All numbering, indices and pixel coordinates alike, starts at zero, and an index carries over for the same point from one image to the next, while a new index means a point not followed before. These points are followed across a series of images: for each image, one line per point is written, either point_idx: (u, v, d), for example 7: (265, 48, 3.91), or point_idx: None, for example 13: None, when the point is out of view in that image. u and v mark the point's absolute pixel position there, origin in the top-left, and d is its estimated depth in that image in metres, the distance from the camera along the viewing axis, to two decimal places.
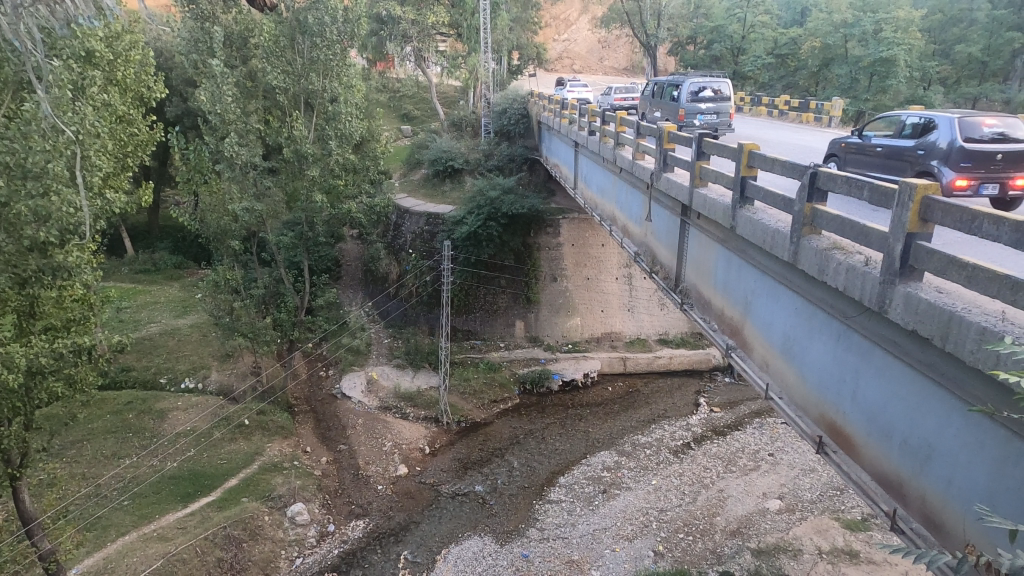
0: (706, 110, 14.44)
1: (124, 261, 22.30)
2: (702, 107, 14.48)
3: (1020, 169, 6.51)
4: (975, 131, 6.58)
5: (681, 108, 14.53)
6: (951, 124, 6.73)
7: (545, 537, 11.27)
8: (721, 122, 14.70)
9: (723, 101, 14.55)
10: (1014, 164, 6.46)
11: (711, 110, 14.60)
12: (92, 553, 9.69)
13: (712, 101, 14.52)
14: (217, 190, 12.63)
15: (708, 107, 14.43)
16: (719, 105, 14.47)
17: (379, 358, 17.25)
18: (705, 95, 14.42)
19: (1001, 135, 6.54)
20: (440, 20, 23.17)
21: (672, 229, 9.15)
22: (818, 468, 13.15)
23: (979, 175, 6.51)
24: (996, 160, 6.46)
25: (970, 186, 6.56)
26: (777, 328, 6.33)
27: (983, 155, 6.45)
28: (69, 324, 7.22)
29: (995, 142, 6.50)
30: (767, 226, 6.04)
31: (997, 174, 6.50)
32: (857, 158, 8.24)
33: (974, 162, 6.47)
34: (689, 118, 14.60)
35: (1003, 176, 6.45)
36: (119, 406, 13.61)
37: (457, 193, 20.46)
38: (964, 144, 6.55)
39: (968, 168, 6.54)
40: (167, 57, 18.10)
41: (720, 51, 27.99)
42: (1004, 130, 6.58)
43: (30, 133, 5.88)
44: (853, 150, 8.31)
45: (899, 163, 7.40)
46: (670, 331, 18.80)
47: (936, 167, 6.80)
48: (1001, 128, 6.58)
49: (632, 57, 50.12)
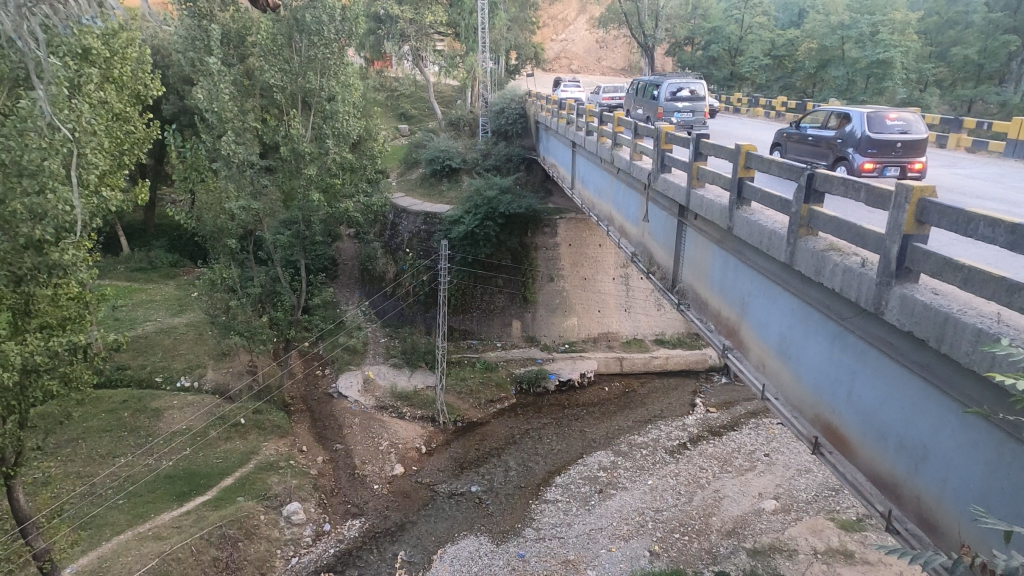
0: (682, 109, 15.38)
1: (120, 259, 22.24)
2: (679, 106, 15.42)
3: (916, 154, 8.51)
4: (878, 123, 8.52)
5: (660, 106, 15.47)
6: (862, 117, 8.63)
7: (541, 537, 11.28)
8: (696, 120, 15.60)
9: (698, 101, 15.48)
10: (908, 150, 8.47)
11: (687, 110, 15.53)
12: (86, 553, 9.65)
13: (689, 100, 15.46)
14: (214, 188, 12.60)
15: (685, 105, 15.36)
16: (695, 105, 15.40)
17: (376, 357, 17.22)
18: (682, 95, 15.36)
19: (899, 126, 8.50)
20: (438, 20, 23.17)
21: (669, 229, 9.16)
22: (814, 468, 13.19)
23: (882, 159, 8.50)
24: (895, 148, 8.45)
25: (876, 168, 8.56)
26: (772, 329, 6.36)
27: (884, 143, 8.42)
28: (65, 322, 7.14)
29: (894, 132, 8.45)
30: (764, 227, 6.05)
31: (897, 159, 8.50)
32: (795, 143, 10.13)
33: (878, 149, 8.44)
34: (667, 116, 15.57)
35: (899, 160, 8.46)
36: (114, 405, 13.57)
37: (454, 193, 20.47)
38: (869, 135, 8.48)
39: (874, 154, 8.52)
40: (164, 55, 18.03)
41: (718, 52, 28.31)
42: (901, 122, 8.54)
43: (26, 130, 5.86)
44: (792, 137, 10.21)
45: (825, 149, 9.30)
46: (667, 331, 18.84)
47: (850, 153, 8.75)
48: (902, 122, 8.51)
49: (629, 57, 50.05)
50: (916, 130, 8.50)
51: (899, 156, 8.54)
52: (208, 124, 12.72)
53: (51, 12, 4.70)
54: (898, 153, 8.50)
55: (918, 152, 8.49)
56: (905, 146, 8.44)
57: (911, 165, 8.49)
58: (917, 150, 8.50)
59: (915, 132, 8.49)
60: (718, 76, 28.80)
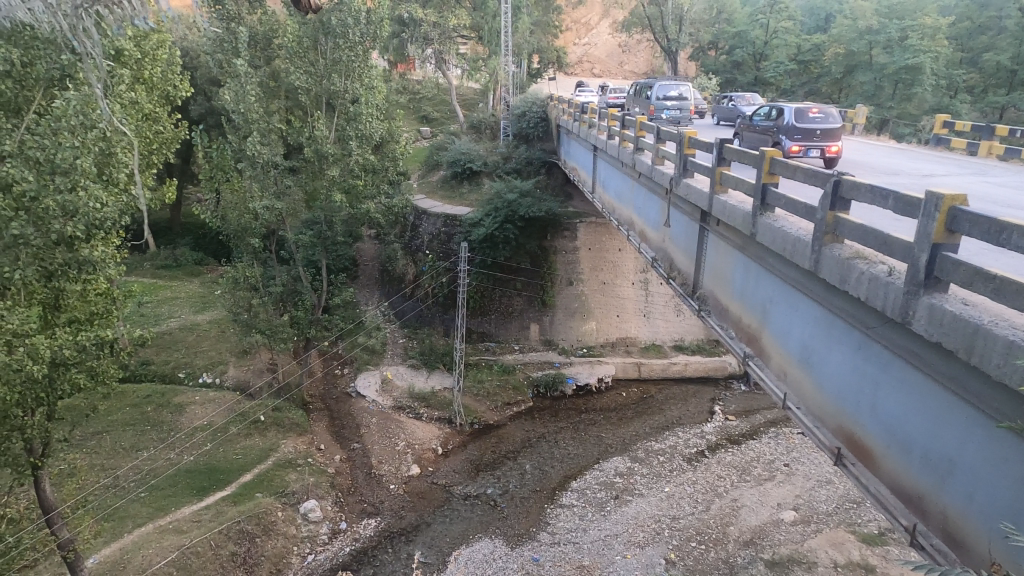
0: (671, 107, 17.37)
1: (146, 257, 22.68)
2: (668, 104, 17.43)
3: (835, 140, 10.82)
4: (801, 115, 10.94)
5: (651, 104, 17.51)
6: (790, 111, 11.10)
7: (556, 542, 11.24)
8: (684, 117, 17.61)
9: (685, 100, 17.49)
10: (826, 135, 10.73)
11: (676, 107, 17.52)
12: (108, 544, 9.83)
13: (677, 99, 17.46)
14: (239, 188, 12.82)
15: (673, 104, 17.39)
16: (682, 103, 17.39)
17: (394, 358, 17.33)
18: (671, 95, 17.36)
19: (818, 118, 10.90)
20: (461, 23, 23.34)
21: (690, 235, 9.08)
22: (835, 480, 12.96)
23: (806, 142, 10.82)
24: (815, 135, 10.76)
25: (801, 150, 10.88)
26: (794, 337, 6.28)
27: (807, 130, 10.79)
28: (93, 317, 7.36)
29: (812, 122, 10.85)
30: (788, 234, 5.97)
31: (818, 143, 10.83)
32: (749, 132, 12.55)
33: (801, 135, 10.80)
34: (658, 113, 17.58)
35: (818, 144, 10.73)
36: (138, 399, 13.82)
37: (475, 195, 20.57)
38: (794, 125, 10.90)
39: (799, 139, 10.87)
40: (193, 57, 18.36)
41: (743, 57, 28.49)
42: (820, 114, 10.96)
43: (59, 129, 5.94)
44: (746, 128, 12.66)
45: (766, 136, 11.73)
46: (686, 338, 18.67)
47: (782, 139, 11.13)
48: (822, 113, 10.89)
49: (652, 61, 49.63)
50: (833, 121, 10.85)
51: (820, 142, 10.84)
52: (235, 125, 12.90)
53: (105, 12, 4.56)
54: (820, 139, 10.83)
55: (835, 139, 10.70)
56: (823, 132, 10.78)
57: (828, 148, 10.67)
58: (834, 137, 10.76)
59: (832, 122, 10.84)
60: (742, 80, 28.80)
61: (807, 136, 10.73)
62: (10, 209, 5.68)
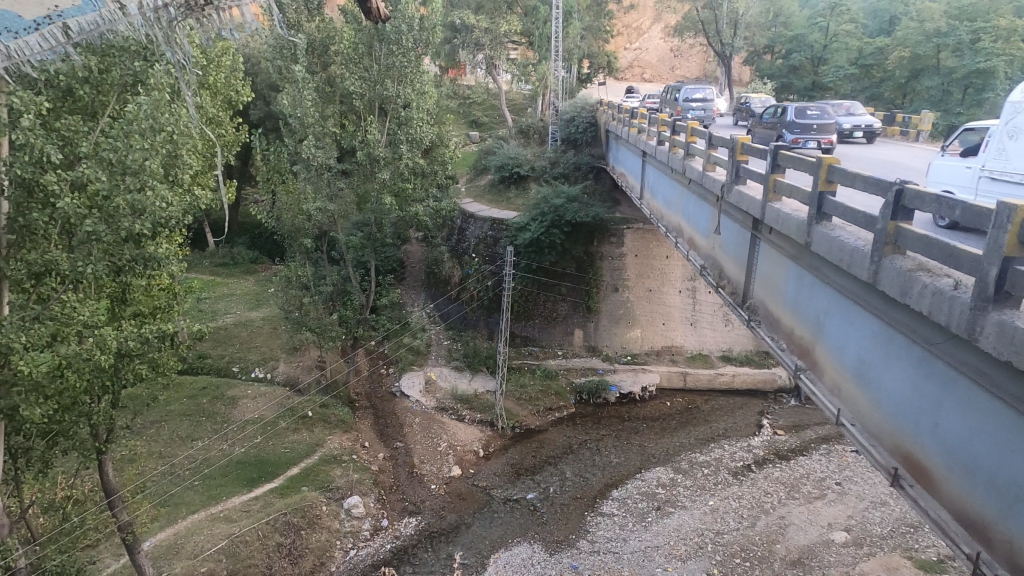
0: (696, 107, 19.63)
1: (206, 255, 23.73)
2: (694, 105, 19.76)
3: (828, 133, 13.96)
4: (801, 114, 14.29)
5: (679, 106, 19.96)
6: (793, 112, 14.47)
7: (595, 550, 11.13)
8: (707, 117, 19.78)
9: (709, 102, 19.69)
10: (820, 129, 13.89)
11: (700, 108, 19.79)
12: (164, 528, 10.31)
13: (701, 101, 19.82)
14: (294, 190, 13.23)
15: (697, 105, 19.60)
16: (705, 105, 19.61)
17: (439, 359, 17.56)
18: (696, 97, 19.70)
19: (813, 117, 14.28)
20: (513, 29, 23.50)
21: (741, 243, 8.88)
22: (890, 502, 12.41)
23: (804, 134, 13.98)
24: (812, 128, 13.96)
25: (800, 140, 14.00)
26: (850, 351, 6.06)
27: (804, 125, 14.00)
28: (155, 311, 7.83)
29: (810, 120, 14.15)
30: (845, 244, 5.75)
31: (815, 135, 13.97)
32: (762, 130, 15.92)
33: (800, 128, 14.00)
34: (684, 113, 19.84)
35: (814, 135, 13.83)
36: (195, 391, 14.43)
37: (522, 200, 20.68)
38: (795, 121, 14.17)
39: (798, 132, 14.06)
40: (254, 64, 19.11)
41: (800, 61, 27.69)
42: (816, 116, 14.31)
43: (131, 131, 6.14)
44: (761, 126, 16.04)
45: (774, 131, 15.07)
46: (734, 348, 18.21)
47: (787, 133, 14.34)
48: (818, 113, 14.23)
49: (705, 66, 48.78)
50: (826, 120, 14.11)
51: (816, 134, 13.93)
52: (292, 129, 13.33)
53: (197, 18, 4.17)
54: (815, 131, 13.98)
55: (828, 131, 13.85)
56: (818, 127, 13.95)
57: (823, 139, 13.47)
58: (827, 131, 13.90)
59: (826, 120, 14.12)
60: (798, 85, 27.98)
61: (806, 128, 13.91)
62: (85, 207, 5.98)
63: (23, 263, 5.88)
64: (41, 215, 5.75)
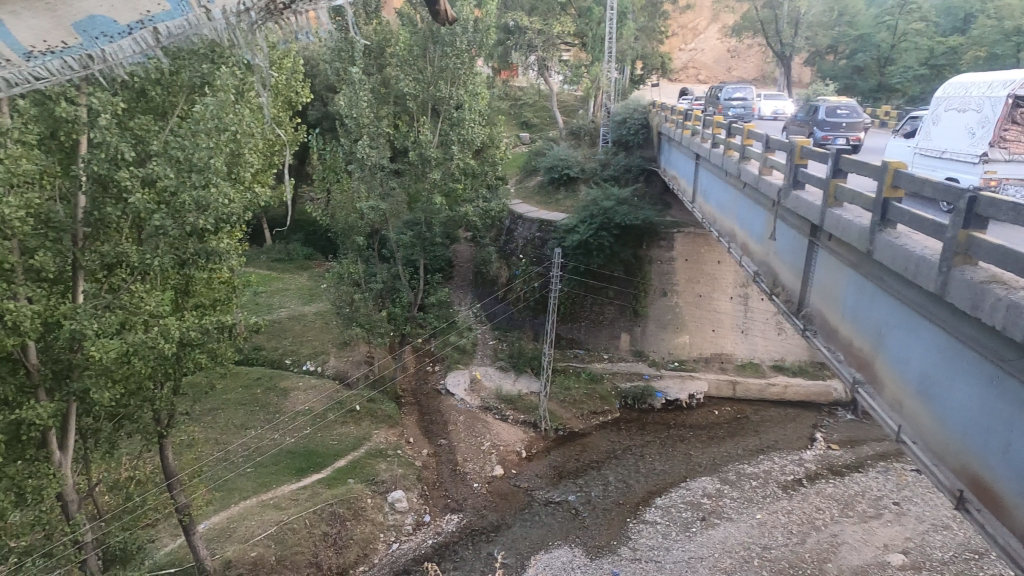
0: (736, 105, 20.13)
1: (263, 250, 24.60)
2: (734, 104, 20.20)
3: (857, 131, 14.01)
4: (832, 112, 14.22)
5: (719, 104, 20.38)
6: (823, 109, 14.36)
7: (637, 558, 10.97)
8: (747, 114, 20.17)
9: (750, 100, 20.14)
10: (850, 127, 14.01)
11: (740, 106, 20.22)
12: (218, 512, 10.77)
13: (741, 100, 20.23)
14: (348, 188, 13.56)
15: (738, 103, 20.06)
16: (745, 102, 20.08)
17: (484, 358, 17.66)
18: (736, 95, 20.19)
19: (843, 115, 14.20)
20: (565, 30, 23.43)
21: (798, 250, 8.58)
22: (953, 526, 11.77)
23: (834, 133, 13.98)
24: (841, 127, 14.00)
25: (829, 138, 14.05)
26: (913, 365, 5.77)
27: (834, 123, 13.97)
28: (216, 303, 8.15)
29: (840, 117, 14.14)
30: (910, 252, 5.50)
31: (843, 133, 13.98)
32: (790, 126, 15.71)
33: (830, 127, 13.96)
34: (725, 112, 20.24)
35: (844, 133, 13.91)
36: (250, 381, 14.98)
37: (571, 202, 20.62)
38: (826, 119, 14.11)
39: (828, 130, 14.02)
40: (313, 66, 19.71)
41: (865, 61, 26.39)
42: (846, 113, 14.27)
43: (198, 131, 6.39)
44: (789, 121, 15.84)
45: (802, 128, 14.96)
46: (787, 358, 17.57)
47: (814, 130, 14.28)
48: (847, 111, 14.22)
49: (762, 67, 47.23)
50: (856, 119, 14.16)
51: (845, 132, 13.97)
52: (347, 129, 13.66)
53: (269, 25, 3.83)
54: (844, 129, 14.02)
55: (857, 130, 13.94)
56: (848, 125, 14.04)
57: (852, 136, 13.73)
58: (856, 129, 14.00)
59: (855, 118, 14.13)
60: (863, 86, 26.92)
61: (835, 126, 13.91)
62: (154, 202, 6.30)
63: (97, 254, 6.26)
64: (114, 209, 6.06)
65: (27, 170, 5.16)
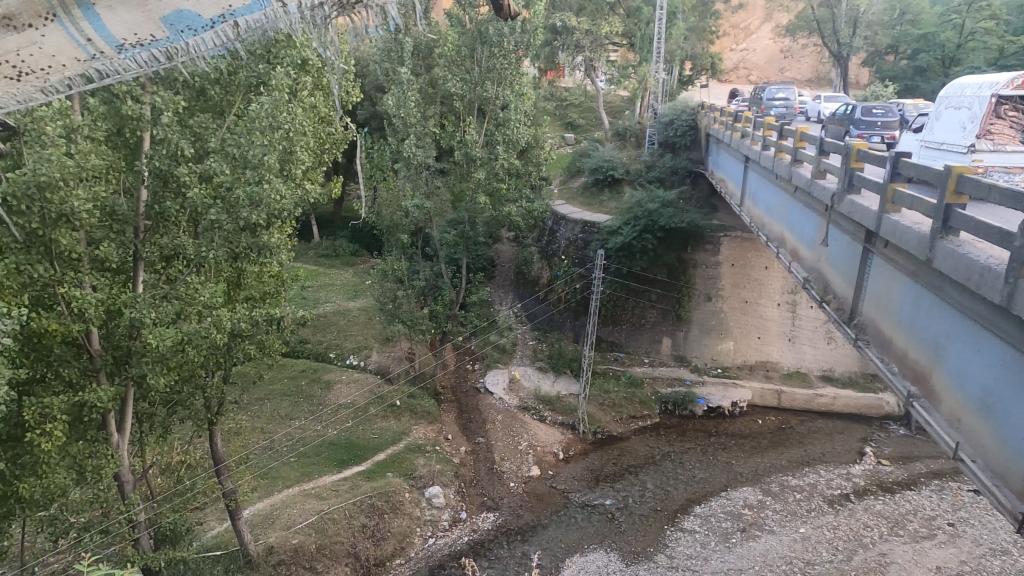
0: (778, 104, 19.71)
1: (311, 246, 25.22)
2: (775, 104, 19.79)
3: (893, 130, 13.77)
4: (868, 111, 14.05)
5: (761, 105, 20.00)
6: (858, 108, 14.21)
7: (673, 566, 10.79)
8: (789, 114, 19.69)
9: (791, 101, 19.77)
10: (885, 126, 13.78)
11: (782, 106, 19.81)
12: (262, 499, 11.15)
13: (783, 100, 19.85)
14: (394, 187, 13.80)
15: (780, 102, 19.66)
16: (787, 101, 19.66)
17: (523, 358, 17.66)
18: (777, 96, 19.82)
19: (879, 114, 13.99)
20: (614, 30, 23.24)
21: (852, 256, 8.26)
22: (1013, 552, 11.15)
23: (868, 131, 13.83)
24: (876, 125, 13.81)
25: (865, 136, 13.91)
26: (973, 380, 5.50)
27: (868, 122, 13.81)
28: (265, 296, 8.43)
29: (875, 117, 13.96)
30: (974, 261, 5.24)
31: (878, 131, 13.81)
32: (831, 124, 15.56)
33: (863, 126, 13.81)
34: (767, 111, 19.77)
35: (879, 132, 13.76)
36: (295, 372, 15.43)
37: (615, 203, 20.44)
38: (860, 117, 13.96)
39: (863, 128, 13.88)
40: (363, 66, 20.09)
41: (928, 61, 25.38)
42: (882, 112, 14.07)
43: (254, 129, 6.45)
44: (830, 120, 15.71)
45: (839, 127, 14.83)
46: (836, 368, 16.98)
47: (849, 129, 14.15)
48: (882, 110, 14.00)
49: (818, 67, 45.73)
50: (893, 118, 13.92)
51: (881, 130, 13.80)
52: (395, 129, 13.89)
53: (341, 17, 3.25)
54: (879, 128, 13.82)
55: (893, 129, 13.70)
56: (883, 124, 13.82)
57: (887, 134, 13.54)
58: (892, 128, 13.77)
59: (892, 116, 13.88)
60: (925, 87, 25.82)
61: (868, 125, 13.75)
62: (211, 197, 6.57)
63: (157, 246, 6.59)
64: (173, 203, 6.35)
65: (95, 164, 5.39)
